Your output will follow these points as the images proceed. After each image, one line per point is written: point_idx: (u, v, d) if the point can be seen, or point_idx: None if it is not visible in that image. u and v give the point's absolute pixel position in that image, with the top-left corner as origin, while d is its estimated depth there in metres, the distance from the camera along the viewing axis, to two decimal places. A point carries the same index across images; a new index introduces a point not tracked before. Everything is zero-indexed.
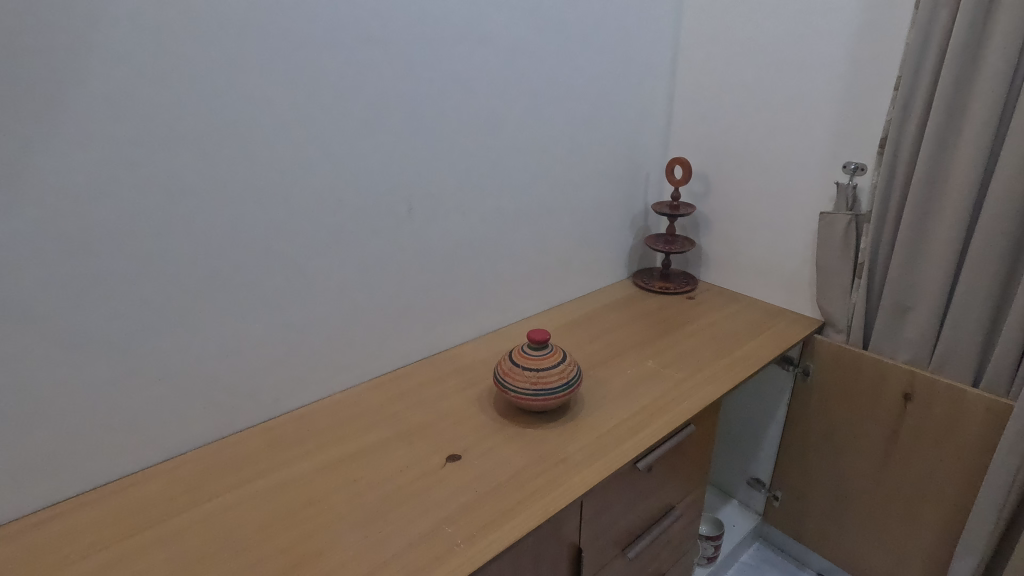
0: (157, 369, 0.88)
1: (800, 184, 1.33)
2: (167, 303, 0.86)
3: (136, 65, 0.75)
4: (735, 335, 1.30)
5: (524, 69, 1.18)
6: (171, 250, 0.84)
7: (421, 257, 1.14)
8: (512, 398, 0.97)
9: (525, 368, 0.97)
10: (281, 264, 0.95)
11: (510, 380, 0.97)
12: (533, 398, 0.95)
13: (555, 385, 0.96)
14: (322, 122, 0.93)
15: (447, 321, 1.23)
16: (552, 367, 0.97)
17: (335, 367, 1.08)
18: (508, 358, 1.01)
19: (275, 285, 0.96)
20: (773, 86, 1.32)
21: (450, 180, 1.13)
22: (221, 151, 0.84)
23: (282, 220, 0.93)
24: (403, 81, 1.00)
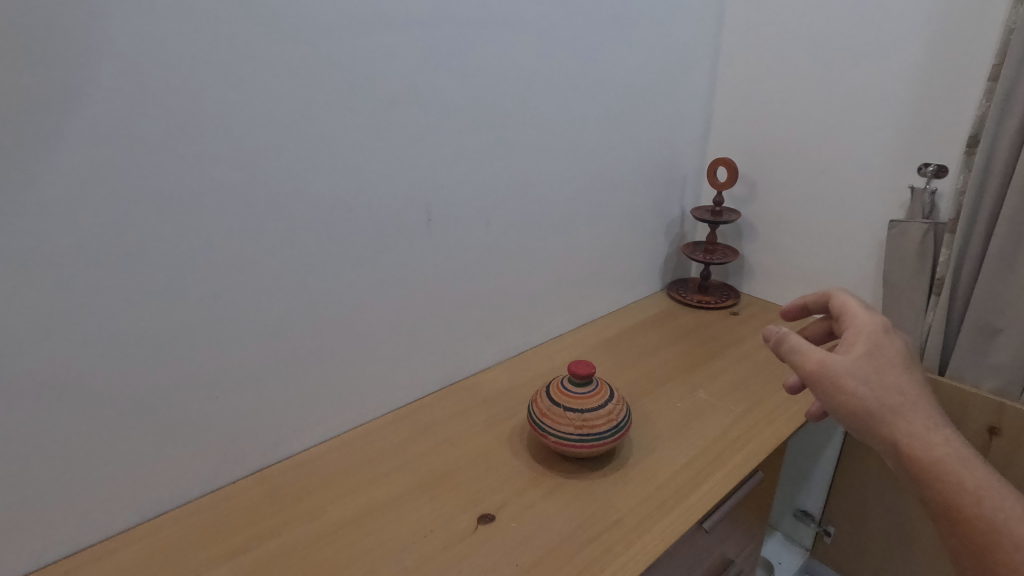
0: (134, 415, 0.74)
1: (864, 188, 1.17)
2: (144, 336, 0.72)
3: (100, 53, 0.61)
4: None
5: (556, 56, 1.03)
6: (149, 273, 0.70)
7: (441, 273, 1.00)
8: (551, 442, 0.84)
9: (568, 410, 0.83)
10: (280, 287, 0.81)
11: (549, 422, 0.84)
12: (576, 446, 0.82)
13: (602, 432, 0.82)
14: (328, 118, 0.79)
15: (469, 344, 1.09)
16: (600, 410, 0.83)
17: (343, 402, 0.94)
18: (547, 394, 0.87)
19: (273, 312, 0.82)
20: (833, 77, 1.17)
21: (473, 185, 0.99)
22: (206, 153, 0.70)
23: (280, 236, 0.79)
24: (419, 70, 0.86)
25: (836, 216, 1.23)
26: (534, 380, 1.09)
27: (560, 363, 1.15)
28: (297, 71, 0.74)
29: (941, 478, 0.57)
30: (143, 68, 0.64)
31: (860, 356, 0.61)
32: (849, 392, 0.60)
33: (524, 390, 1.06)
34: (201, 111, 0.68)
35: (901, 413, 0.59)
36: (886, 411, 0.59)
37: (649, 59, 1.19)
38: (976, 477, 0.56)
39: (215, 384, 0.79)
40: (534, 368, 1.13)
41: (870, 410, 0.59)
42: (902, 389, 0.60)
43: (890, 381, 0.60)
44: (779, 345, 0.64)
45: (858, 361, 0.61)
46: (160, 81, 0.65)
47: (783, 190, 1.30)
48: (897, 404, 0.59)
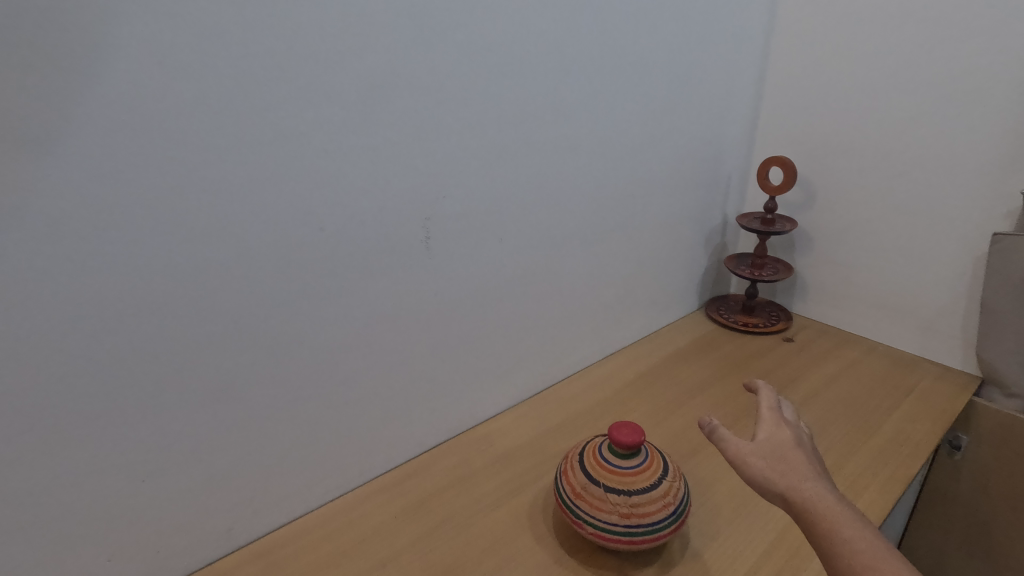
0: (24, 514, 0.55)
1: (955, 194, 0.97)
2: (37, 411, 0.53)
3: None
4: (868, 400, 0.95)
5: (589, 28, 0.82)
6: (39, 327, 0.51)
7: (445, 303, 0.80)
8: (591, 533, 0.65)
9: (612, 494, 0.64)
10: (228, 333, 0.62)
11: (587, 508, 0.65)
12: (624, 540, 0.64)
13: (657, 523, 0.63)
14: (286, 107, 0.58)
15: (479, 386, 0.89)
16: (654, 493, 0.64)
17: (319, 468, 0.74)
18: (581, 467, 0.67)
19: (220, 366, 0.62)
20: (921, 58, 0.95)
21: (485, 192, 0.79)
22: (118, 158, 0.50)
23: (227, 266, 0.59)
24: (412, 41, 0.65)
25: (916, 228, 1.02)
26: (558, 430, 0.89)
27: (588, 405, 0.95)
28: (245, 41, 0.54)
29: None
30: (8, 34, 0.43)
31: (761, 447, 0.56)
32: (755, 479, 0.53)
33: (546, 445, 0.86)
34: (106, 100, 0.48)
35: (822, 512, 0.49)
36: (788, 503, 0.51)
37: (699, 35, 0.98)
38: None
39: (146, 463, 0.60)
40: (557, 413, 0.93)
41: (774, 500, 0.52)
42: (797, 479, 0.52)
43: (789, 468, 0.53)
44: (710, 437, 0.58)
45: (754, 450, 0.56)
46: (36, 56, 0.45)
47: (848, 196, 1.09)
48: (793, 493, 0.51)
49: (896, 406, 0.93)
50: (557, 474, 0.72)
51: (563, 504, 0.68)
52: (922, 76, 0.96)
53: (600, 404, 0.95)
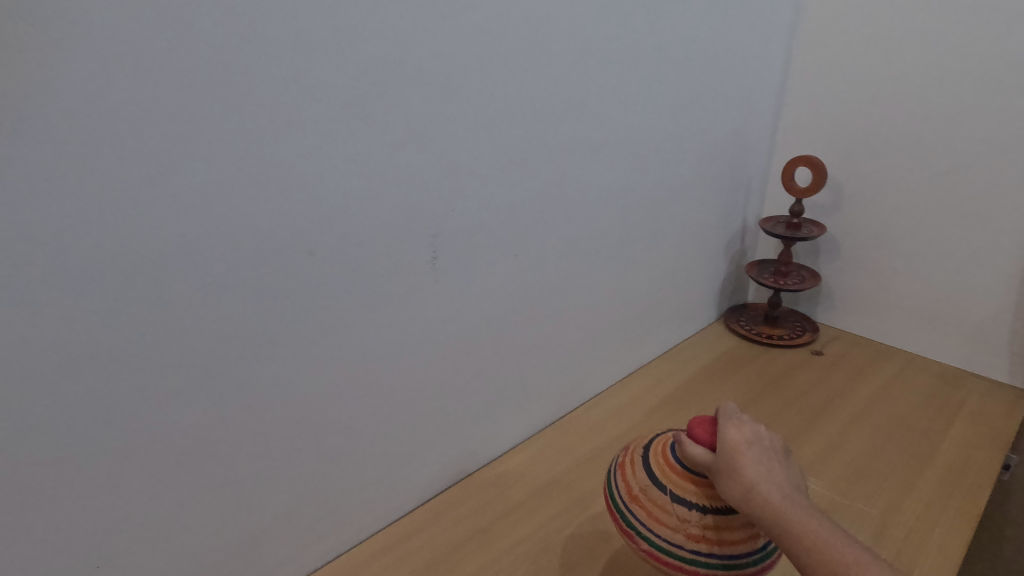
0: None
1: (1011, 190, 0.88)
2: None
3: None
4: (915, 421, 0.87)
5: (612, 12, 0.72)
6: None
7: (455, 330, 0.70)
8: (644, 549, 0.52)
9: (685, 508, 0.51)
10: (201, 381, 0.51)
11: (647, 516, 0.52)
12: (685, 570, 0.50)
13: (732, 558, 0.50)
14: (267, 106, 0.48)
15: (492, 419, 0.79)
16: (737, 518, 0.50)
17: (317, 528, 0.64)
18: (647, 465, 0.54)
19: (192, 421, 0.52)
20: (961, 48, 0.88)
21: (499, 202, 0.69)
22: (41, 168, 0.40)
23: (199, 302, 0.49)
24: (418, 26, 0.55)
25: (958, 231, 0.95)
26: (582, 467, 0.80)
27: (612, 436, 0.86)
28: (216, 19, 0.44)
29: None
30: None
31: (737, 460, 0.47)
32: (733, 501, 0.46)
33: (569, 486, 0.77)
34: (25, 87, 0.38)
35: (802, 539, 0.43)
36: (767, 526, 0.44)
37: (728, 18, 0.89)
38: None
39: (102, 541, 0.50)
40: (578, 447, 0.84)
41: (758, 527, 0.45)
42: (778, 497, 0.45)
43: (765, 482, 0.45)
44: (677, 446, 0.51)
45: (729, 470, 0.47)
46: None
47: (882, 197, 1.01)
48: (774, 516, 0.44)
49: (947, 427, 0.85)
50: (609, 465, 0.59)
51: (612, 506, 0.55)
52: (967, 62, 0.88)
53: (624, 434, 0.86)
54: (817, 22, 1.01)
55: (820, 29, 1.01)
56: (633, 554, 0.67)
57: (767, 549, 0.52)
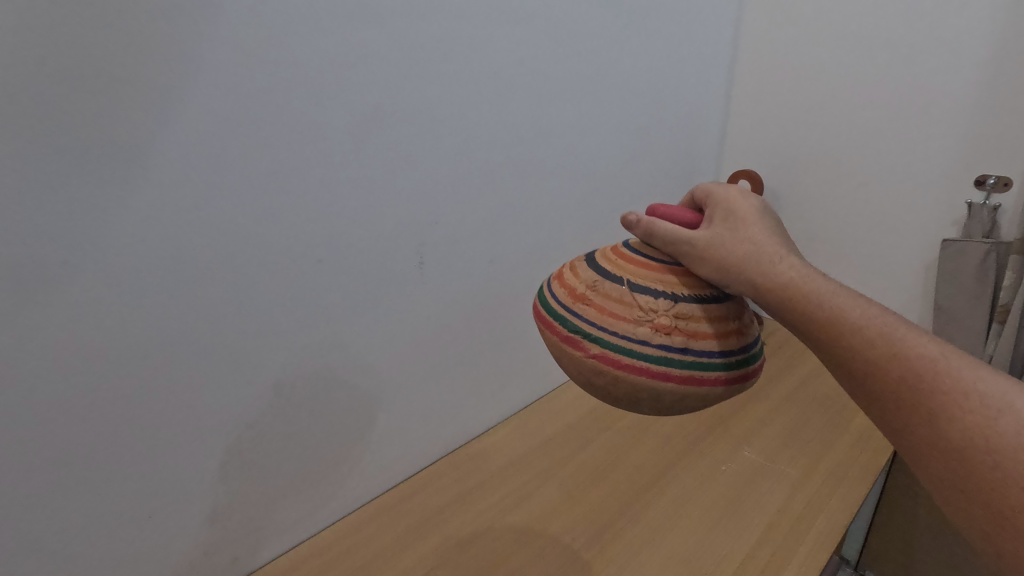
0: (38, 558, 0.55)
1: (908, 203, 1.04)
2: (40, 454, 0.52)
3: None
4: (835, 398, 1.01)
5: (572, 54, 0.86)
6: (44, 371, 0.50)
7: (437, 325, 0.83)
8: (593, 355, 0.47)
9: (650, 296, 0.49)
10: (232, 367, 0.63)
11: (598, 315, 0.48)
12: (646, 372, 0.46)
13: (700, 358, 0.47)
14: (288, 144, 0.60)
15: (468, 402, 0.93)
16: (703, 310, 0.49)
17: (320, 493, 0.77)
18: (598, 266, 0.52)
19: (224, 400, 0.63)
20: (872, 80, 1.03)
21: (475, 215, 0.82)
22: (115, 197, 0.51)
23: (230, 302, 0.61)
24: (409, 75, 0.67)
25: (874, 236, 1.10)
26: (551, 442, 0.92)
27: (576, 416, 0.99)
28: (256, 77, 0.55)
29: (869, 363, 0.39)
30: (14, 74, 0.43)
31: (721, 222, 0.46)
32: (736, 260, 0.45)
33: (538, 457, 0.89)
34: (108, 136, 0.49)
35: (814, 285, 0.42)
36: (759, 276, 0.43)
37: (676, 53, 1.03)
38: (895, 354, 0.38)
39: (149, 499, 0.61)
40: (547, 426, 0.96)
41: (749, 285, 0.44)
42: (767, 251, 0.44)
43: (752, 229, 0.45)
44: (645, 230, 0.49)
45: (714, 232, 0.46)
46: (46, 98, 0.45)
47: (812, 206, 1.16)
48: (766, 266, 0.43)
49: None
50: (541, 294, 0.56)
51: (550, 318, 0.51)
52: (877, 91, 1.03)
53: (587, 414, 0.99)
54: (755, 53, 1.16)
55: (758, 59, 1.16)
56: (595, 507, 0.79)
57: (741, 353, 0.50)
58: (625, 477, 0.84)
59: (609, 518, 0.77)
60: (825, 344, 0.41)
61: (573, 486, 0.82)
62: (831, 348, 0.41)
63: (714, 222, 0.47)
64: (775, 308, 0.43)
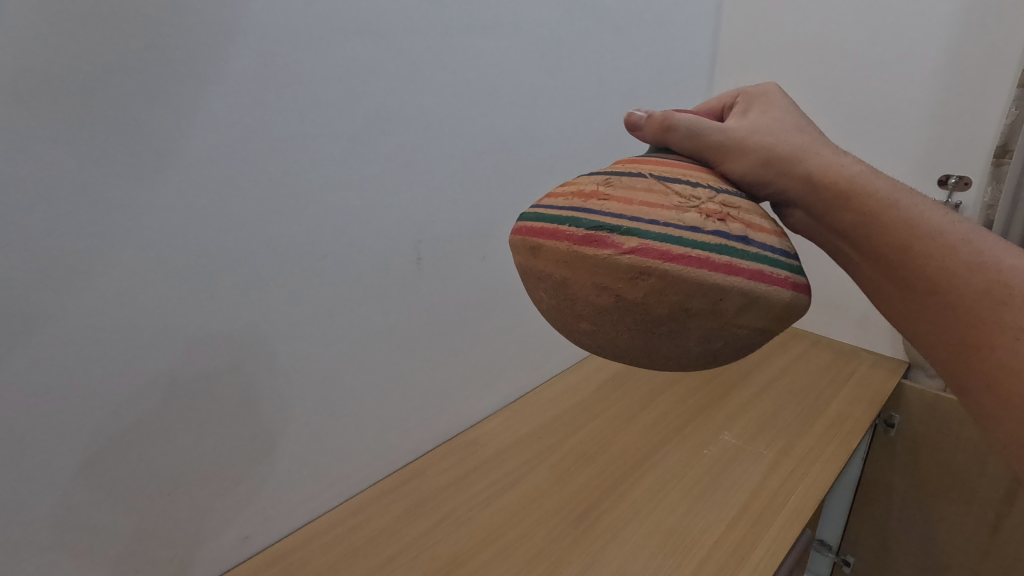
0: (76, 520, 0.61)
1: None
2: (86, 420, 0.59)
3: (29, 88, 0.49)
4: (813, 385, 1.08)
5: (554, 70, 0.95)
6: (94, 343, 0.58)
7: (433, 317, 0.90)
8: (630, 250, 0.43)
9: (685, 185, 0.47)
10: (251, 349, 0.70)
11: (627, 208, 0.45)
12: (705, 261, 0.43)
13: (761, 250, 0.46)
14: (306, 151, 0.69)
15: (463, 392, 0.99)
16: (743, 202, 0.49)
17: (326, 474, 0.83)
18: (609, 172, 0.50)
19: (245, 379, 0.70)
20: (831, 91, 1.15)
21: (468, 215, 0.90)
22: (157, 194, 0.58)
23: (251, 288, 0.68)
24: (411, 90, 0.77)
25: None
26: (544, 428, 0.98)
27: (567, 405, 1.04)
28: (269, 88, 0.64)
29: (926, 232, 0.46)
30: (64, 85, 0.51)
31: (764, 113, 0.53)
32: (789, 144, 0.50)
33: (533, 441, 0.95)
34: (154, 138, 0.57)
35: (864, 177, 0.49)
36: (818, 160, 0.50)
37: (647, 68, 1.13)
38: (946, 225, 0.46)
39: (174, 474, 0.67)
40: (541, 413, 1.02)
41: (812, 168, 0.50)
42: (821, 144, 0.51)
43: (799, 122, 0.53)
44: (668, 123, 0.51)
45: (758, 121, 0.52)
46: (96, 101, 0.53)
47: None
48: (822, 151, 0.51)
49: (838, 389, 1.06)
50: (532, 215, 0.50)
51: (563, 224, 0.46)
52: (838, 100, 1.14)
53: (578, 404, 1.04)
54: (730, 74, 1.31)
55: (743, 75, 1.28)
56: (584, 487, 0.84)
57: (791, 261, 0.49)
58: (612, 460, 0.89)
59: (597, 497, 0.82)
60: (885, 219, 0.47)
61: (564, 468, 0.87)
62: (892, 223, 0.47)
63: (752, 116, 0.54)
64: (836, 191, 0.49)
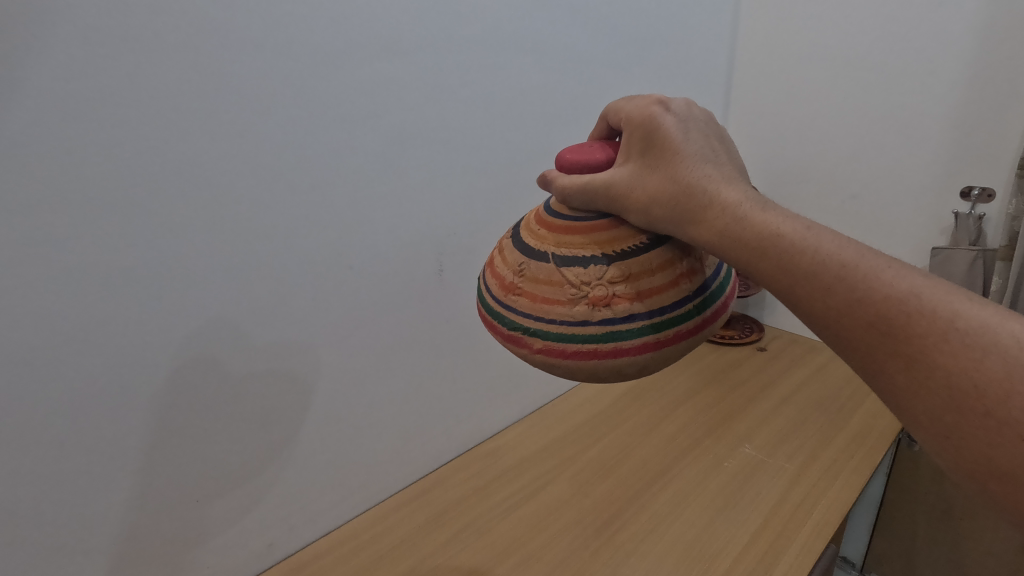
0: (107, 520, 0.63)
1: (900, 212, 1.13)
2: (120, 423, 0.61)
3: (75, 106, 0.52)
4: (835, 398, 1.06)
5: (576, 84, 0.97)
6: (129, 349, 0.60)
7: (456, 327, 0.91)
8: (538, 350, 0.46)
9: (579, 266, 0.46)
10: (278, 356, 0.72)
11: (531, 305, 0.46)
12: (594, 354, 0.45)
13: (652, 319, 0.45)
14: (333, 164, 0.71)
15: (484, 402, 1.00)
16: (638, 264, 0.46)
17: (348, 483, 0.84)
18: (518, 245, 0.50)
19: (271, 386, 0.72)
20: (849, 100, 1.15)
21: (489, 226, 0.92)
22: (192, 206, 0.61)
23: (279, 297, 0.70)
24: (435, 104, 0.79)
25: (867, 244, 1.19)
26: (563, 439, 0.98)
27: (584, 417, 1.04)
28: (298, 103, 0.66)
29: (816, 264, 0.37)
30: (108, 107, 0.54)
31: (641, 154, 0.44)
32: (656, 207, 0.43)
33: (552, 452, 0.95)
34: (192, 153, 0.59)
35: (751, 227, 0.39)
36: (694, 219, 0.41)
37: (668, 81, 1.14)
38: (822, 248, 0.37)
39: (201, 478, 0.69)
40: (560, 424, 1.03)
41: (689, 231, 0.42)
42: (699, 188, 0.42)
43: (679, 164, 0.42)
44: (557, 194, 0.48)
45: (637, 171, 0.44)
46: (137, 118, 0.56)
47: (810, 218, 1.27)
48: (700, 202, 0.41)
49: (860, 403, 1.05)
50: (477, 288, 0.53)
51: (488, 317, 0.49)
52: (857, 109, 1.14)
53: (596, 415, 1.04)
54: (747, 84, 1.31)
55: (760, 86, 1.28)
56: (602, 500, 0.83)
57: (707, 297, 0.47)
58: (631, 472, 0.89)
59: (617, 508, 0.82)
60: (766, 266, 0.38)
61: (583, 480, 0.88)
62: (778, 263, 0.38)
63: (634, 159, 0.45)
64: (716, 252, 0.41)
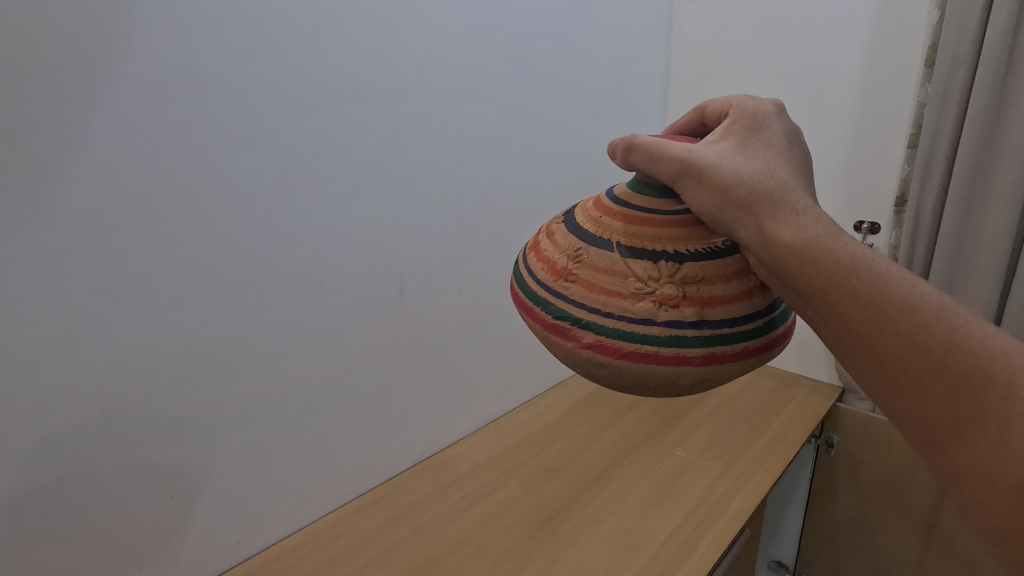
0: (84, 515, 0.68)
1: None
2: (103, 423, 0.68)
3: (76, 140, 0.61)
4: (760, 409, 1.19)
5: (524, 126, 1.10)
6: (114, 354, 0.67)
7: (414, 343, 1.00)
8: (588, 344, 0.52)
9: (647, 261, 0.53)
10: (249, 364, 0.79)
11: (586, 294, 0.53)
12: (652, 356, 0.50)
13: (716, 331, 0.51)
14: (305, 194, 0.80)
15: (441, 415, 1.07)
16: (710, 269, 0.52)
17: (314, 488, 0.90)
18: (584, 233, 0.57)
19: (241, 392, 0.79)
20: None
21: (446, 251, 1.02)
22: (179, 229, 0.69)
23: (251, 310, 0.78)
24: (397, 143, 0.89)
25: None
26: (514, 448, 1.06)
27: (534, 429, 1.13)
28: (273, 138, 0.75)
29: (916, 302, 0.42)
30: (111, 143, 0.63)
31: (745, 141, 0.51)
32: (741, 188, 0.47)
33: (504, 459, 1.03)
34: (182, 183, 0.68)
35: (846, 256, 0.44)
36: (772, 214, 0.46)
37: (604, 129, 1.29)
38: (910, 296, 0.42)
39: (174, 479, 0.75)
40: (511, 436, 1.11)
41: (767, 225, 0.46)
42: (789, 186, 0.47)
43: (770, 160, 0.49)
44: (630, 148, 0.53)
45: (730, 150, 0.50)
46: (134, 151, 0.64)
47: None
48: (782, 197, 0.46)
49: (780, 413, 1.18)
50: (530, 290, 0.57)
51: (535, 306, 0.56)
52: None
53: (545, 427, 1.13)
54: None
55: None
56: (549, 497, 0.92)
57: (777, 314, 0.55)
58: (574, 474, 0.98)
59: (560, 505, 0.90)
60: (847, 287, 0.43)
61: (531, 482, 0.96)
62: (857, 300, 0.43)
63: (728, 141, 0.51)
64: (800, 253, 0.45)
